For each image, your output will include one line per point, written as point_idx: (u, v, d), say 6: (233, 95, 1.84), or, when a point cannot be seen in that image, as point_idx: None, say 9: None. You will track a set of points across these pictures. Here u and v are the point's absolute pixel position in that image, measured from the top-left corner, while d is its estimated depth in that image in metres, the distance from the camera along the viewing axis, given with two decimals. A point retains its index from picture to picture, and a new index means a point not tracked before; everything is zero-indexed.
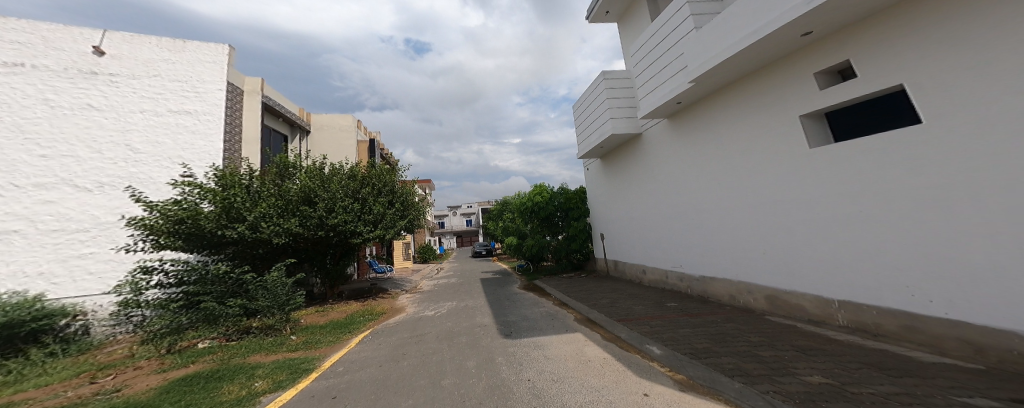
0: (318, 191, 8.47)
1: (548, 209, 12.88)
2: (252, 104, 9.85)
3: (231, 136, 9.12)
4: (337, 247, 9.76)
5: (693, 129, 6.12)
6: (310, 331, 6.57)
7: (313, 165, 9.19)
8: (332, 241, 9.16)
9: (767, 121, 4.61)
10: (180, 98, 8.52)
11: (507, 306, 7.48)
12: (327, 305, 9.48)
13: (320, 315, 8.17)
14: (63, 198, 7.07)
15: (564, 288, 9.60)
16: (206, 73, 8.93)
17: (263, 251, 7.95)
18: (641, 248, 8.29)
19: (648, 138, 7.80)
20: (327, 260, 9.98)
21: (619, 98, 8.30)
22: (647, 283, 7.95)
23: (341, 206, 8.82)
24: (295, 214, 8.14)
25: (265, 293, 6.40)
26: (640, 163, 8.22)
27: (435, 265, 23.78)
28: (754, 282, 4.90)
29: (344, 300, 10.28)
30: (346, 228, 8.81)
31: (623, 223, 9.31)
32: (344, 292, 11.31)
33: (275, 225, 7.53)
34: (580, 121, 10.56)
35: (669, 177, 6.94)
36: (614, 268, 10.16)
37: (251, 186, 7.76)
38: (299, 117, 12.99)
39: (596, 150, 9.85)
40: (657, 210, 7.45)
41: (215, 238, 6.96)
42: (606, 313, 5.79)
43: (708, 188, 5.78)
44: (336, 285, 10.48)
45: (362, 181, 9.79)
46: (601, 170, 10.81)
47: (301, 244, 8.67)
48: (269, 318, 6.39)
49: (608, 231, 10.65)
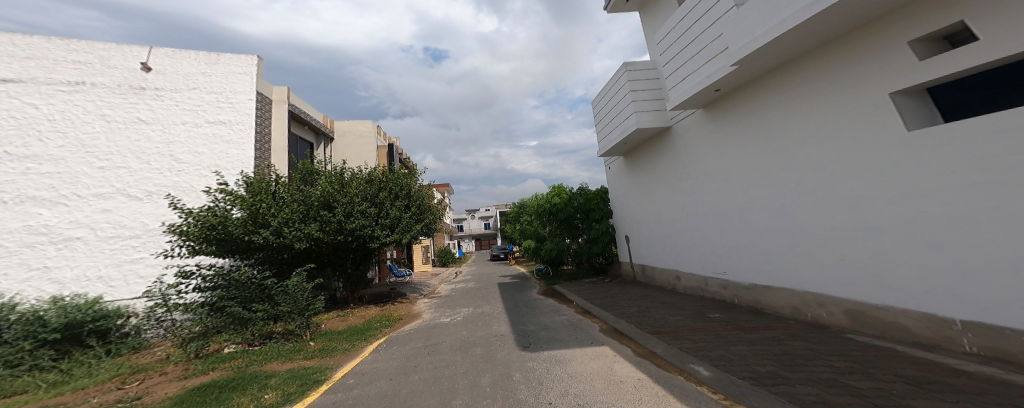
0: (338, 196, 8.23)
1: (568, 211, 12.31)
2: (279, 113, 9.59)
3: (263, 145, 8.87)
4: (357, 252, 9.56)
5: (733, 119, 5.47)
6: (328, 338, 6.20)
7: (334, 171, 9.03)
8: (351, 246, 9.00)
9: (833, 101, 3.84)
10: (216, 109, 8.37)
11: (528, 314, 6.97)
12: (347, 309, 9.32)
13: (339, 320, 7.98)
14: (118, 207, 7.16)
15: (588, 294, 9.01)
16: (238, 84, 8.69)
17: (288, 256, 7.80)
18: (675, 252, 7.55)
19: (677, 133, 7.17)
20: (348, 264, 9.80)
21: (644, 91, 7.65)
22: (682, 290, 7.27)
23: (359, 211, 8.60)
24: (316, 219, 7.95)
25: (286, 296, 6.07)
26: (669, 159, 7.59)
27: (454, 269, 23.53)
28: (827, 294, 4.05)
29: (363, 304, 10.11)
30: (365, 232, 8.61)
31: (651, 225, 8.66)
32: (364, 297, 11.18)
33: (297, 230, 7.34)
34: (600, 118, 9.97)
35: (705, 174, 6.30)
36: (642, 273, 9.46)
37: (278, 192, 7.62)
38: (324, 125, 13.06)
39: (619, 147, 9.20)
40: (692, 210, 6.80)
41: (243, 244, 6.85)
42: (636, 324, 5.18)
43: (754, 184, 5.12)
44: (356, 289, 10.32)
45: (379, 185, 9.62)
46: (624, 169, 10.18)
47: (323, 248, 8.54)
48: (292, 322, 6.05)
49: (635, 234, 9.95)
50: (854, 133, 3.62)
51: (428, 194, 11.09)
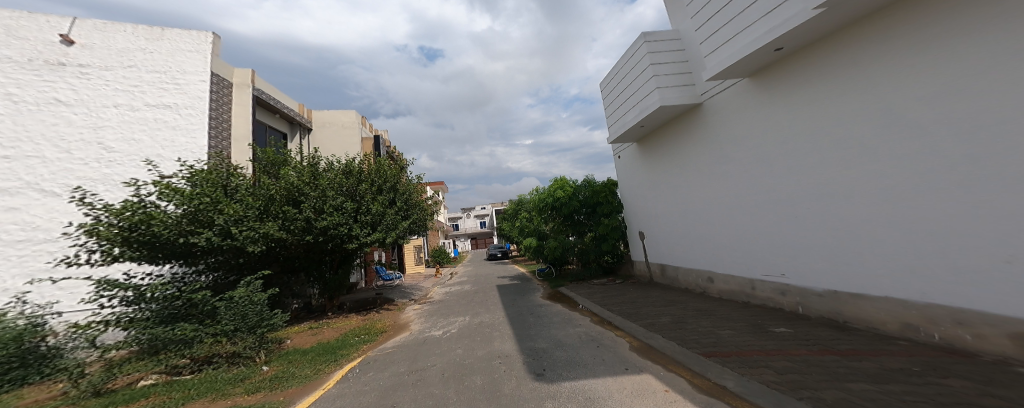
0: (305, 189, 7.05)
1: (572, 205, 11.28)
2: (243, 99, 8.54)
3: (218, 131, 7.75)
4: (335, 255, 8.42)
5: (797, 85, 4.44)
6: (289, 360, 5.04)
7: (305, 160, 7.87)
8: (325, 248, 7.84)
9: (976, 50, 2.78)
10: (159, 91, 7.26)
11: (534, 325, 5.85)
12: (323, 320, 8.12)
13: (308, 334, 6.80)
14: (29, 204, 5.97)
15: (601, 298, 7.98)
16: (188, 63, 7.61)
17: (251, 258, 6.69)
18: (708, 250, 6.61)
19: (710, 110, 6.18)
20: (325, 270, 8.69)
21: (667, 64, 6.68)
22: (718, 294, 6.32)
23: (333, 206, 7.38)
24: (277, 217, 6.75)
25: (230, 310, 4.87)
26: (696, 143, 6.63)
27: (448, 269, 22.38)
28: (967, 308, 2.99)
29: (343, 313, 8.91)
30: (339, 231, 7.43)
31: (674, 219, 7.70)
32: (346, 304, 9.94)
33: (250, 230, 6.11)
34: (612, 100, 8.96)
35: (750, 157, 5.34)
36: (661, 274, 8.49)
37: (231, 184, 6.41)
38: (299, 113, 11.86)
39: (635, 130, 8.15)
40: (733, 200, 5.80)
41: (182, 248, 5.63)
42: (679, 340, 4.13)
43: (825, 165, 4.16)
44: (336, 296, 9.13)
45: (359, 177, 8.34)
46: (637, 156, 9.17)
47: (292, 251, 7.42)
48: (238, 342, 4.84)
49: (650, 230, 8.99)
50: (1007, 86, 2.60)
51: (416, 188, 9.94)
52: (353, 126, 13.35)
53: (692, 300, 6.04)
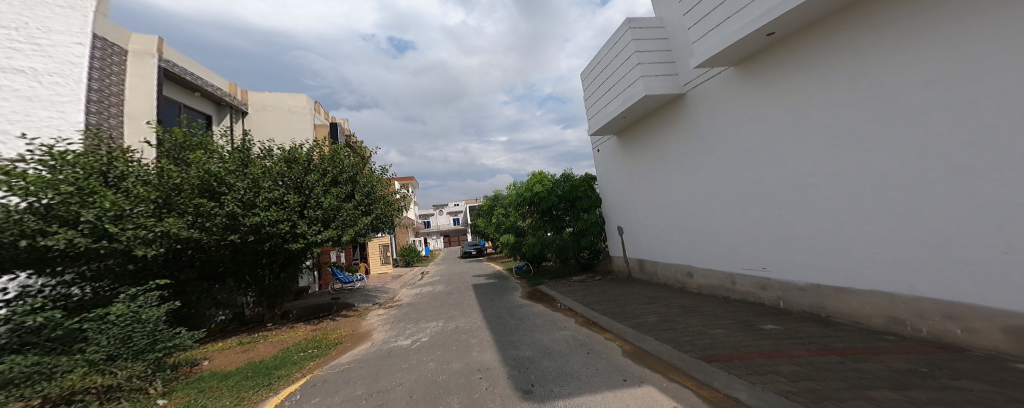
0: (227, 179, 6.31)
1: (550, 199, 11.11)
2: (142, 72, 7.99)
3: (100, 107, 7.10)
4: (275, 255, 7.68)
5: (781, 74, 4.35)
6: (200, 389, 4.25)
7: (239, 146, 7.12)
8: (255, 248, 7.07)
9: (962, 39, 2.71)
10: (6, 50, 6.44)
11: (515, 333, 5.55)
12: (259, 332, 7.27)
13: (233, 353, 6.03)
14: None
15: (583, 297, 7.79)
16: (52, 21, 6.86)
17: (150, 262, 5.79)
18: (686, 244, 6.54)
19: (691, 100, 6.07)
20: (265, 274, 7.90)
21: (652, 53, 6.55)
22: (698, 289, 6.24)
23: (268, 199, 6.62)
24: (181, 212, 5.87)
25: (103, 334, 3.88)
26: (676, 134, 6.55)
27: (421, 269, 21.54)
28: (959, 303, 2.89)
29: (287, 323, 8.03)
30: (277, 229, 6.65)
31: (654, 212, 7.65)
32: (292, 313, 9.02)
33: (141, 229, 5.16)
34: (593, 90, 8.81)
35: (730, 148, 5.27)
36: (640, 269, 8.39)
37: (112, 173, 5.40)
38: (231, 94, 10.92)
39: (618, 121, 8.02)
40: (713, 191, 5.72)
41: (38, 254, 4.52)
42: (670, 342, 3.91)
43: (808, 154, 4.07)
44: (278, 304, 8.23)
45: (306, 165, 7.74)
46: (619, 148, 9.10)
47: (217, 249, 6.61)
48: (119, 372, 3.89)
49: (628, 225, 8.91)
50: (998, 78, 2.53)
51: (380, 182, 9.27)
52: (303, 112, 12.48)
53: (675, 296, 5.88)
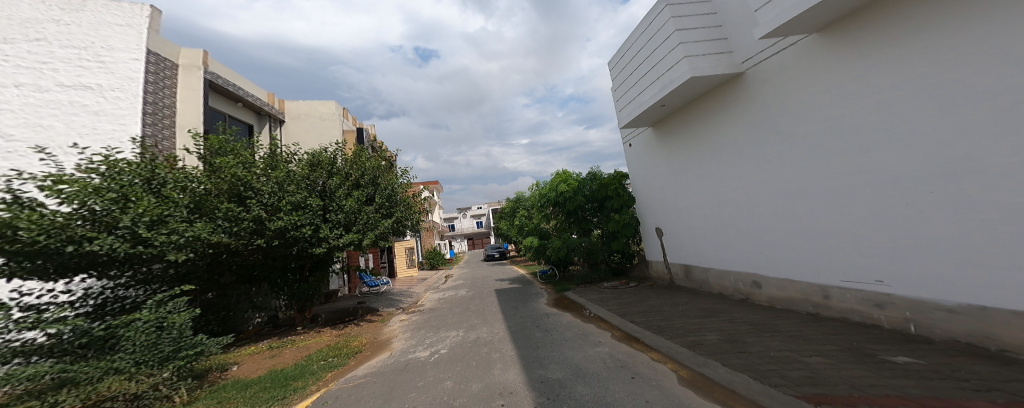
0: (252, 181, 5.83)
1: (577, 200, 10.46)
2: (191, 83, 7.79)
3: (155, 119, 6.96)
4: (303, 260, 7.14)
5: (891, 36, 3.42)
6: (220, 400, 3.73)
7: (271, 154, 6.67)
8: (287, 254, 6.65)
9: None
10: (76, 68, 6.47)
11: (542, 348, 4.85)
12: (287, 337, 6.90)
13: (262, 358, 5.58)
14: None
15: (618, 307, 6.95)
16: (115, 39, 6.84)
17: (194, 266, 5.58)
18: (756, 251, 5.53)
19: (753, 80, 5.15)
20: (292, 276, 7.36)
21: (698, 30, 5.64)
22: (770, 302, 5.26)
23: (292, 203, 6.18)
24: (210, 218, 5.48)
25: (128, 342, 3.45)
26: (734, 121, 5.63)
27: (443, 272, 21.24)
28: None
29: (316, 327, 7.64)
30: (301, 233, 6.24)
31: (706, 213, 6.69)
32: (321, 316, 8.65)
33: (177, 232, 4.82)
34: (624, 79, 7.96)
35: (811, 132, 4.33)
36: (689, 277, 7.44)
37: (153, 179, 5.12)
38: (269, 104, 10.87)
39: (654, 109, 7.12)
40: (791, 187, 4.73)
41: (90, 260, 4.20)
42: (744, 369, 3.05)
43: (929, 132, 3.14)
44: (308, 307, 7.74)
45: (331, 169, 7.32)
46: (656, 140, 8.18)
47: (249, 255, 6.28)
48: (143, 379, 3.42)
49: (673, 229, 7.96)
50: None
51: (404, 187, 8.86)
52: (332, 119, 12.22)
53: (738, 310, 4.96)
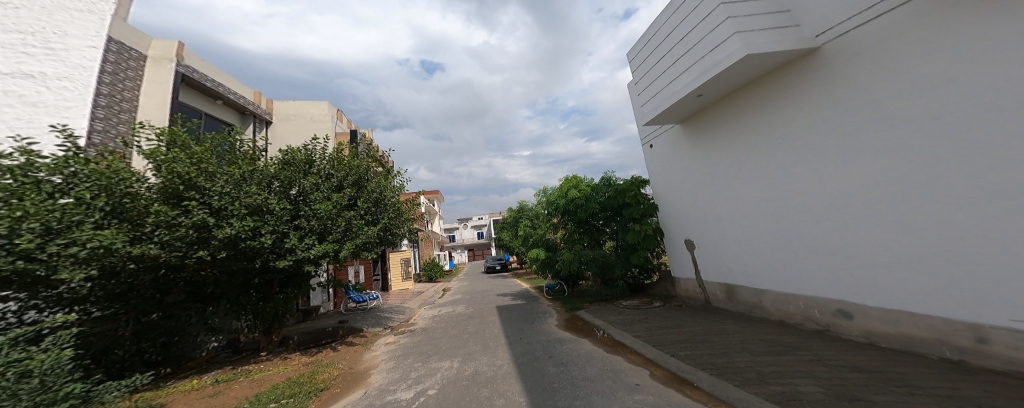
0: (198, 178, 4.67)
1: (591, 207, 9.55)
2: (159, 75, 6.89)
3: (109, 113, 5.99)
4: (280, 272, 6.01)
5: None
6: None
7: (235, 149, 5.88)
8: (247, 268, 5.57)
9: None
10: (18, 55, 5.51)
11: (559, 393, 3.66)
12: (244, 366, 5.68)
13: (196, 399, 4.35)
14: None
15: (646, 333, 5.81)
16: (70, 24, 5.93)
17: (116, 285, 4.54)
18: (842, 271, 4.45)
19: (830, 58, 4.22)
20: (256, 297, 6.11)
21: (750, 2, 4.81)
22: (866, 337, 4.20)
23: (248, 206, 5.03)
24: (136, 226, 4.35)
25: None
26: (800, 109, 4.68)
27: (440, 284, 20.02)
28: None
29: (283, 353, 6.46)
30: (256, 244, 5.07)
31: (761, 222, 5.64)
32: (292, 339, 7.42)
33: (85, 243, 3.57)
34: (649, 69, 7.13)
35: (938, 113, 3.30)
36: (736, 300, 6.38)
37: (79, 175, 3.95)
38: (255, 104, 10.10)
39: (688, 100, 6.22)
40: (899, 186, 3.69)
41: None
42: None
43: None
44: (276, 328, 6.64)
45: (307, 169, 6.52)
46: (686, 139, 7.24)
47: (197, 268, 5.10)
48: None
49: (711, 241, 6.93)
50: None
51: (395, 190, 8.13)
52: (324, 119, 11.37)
53: (835, 352, 3.87)
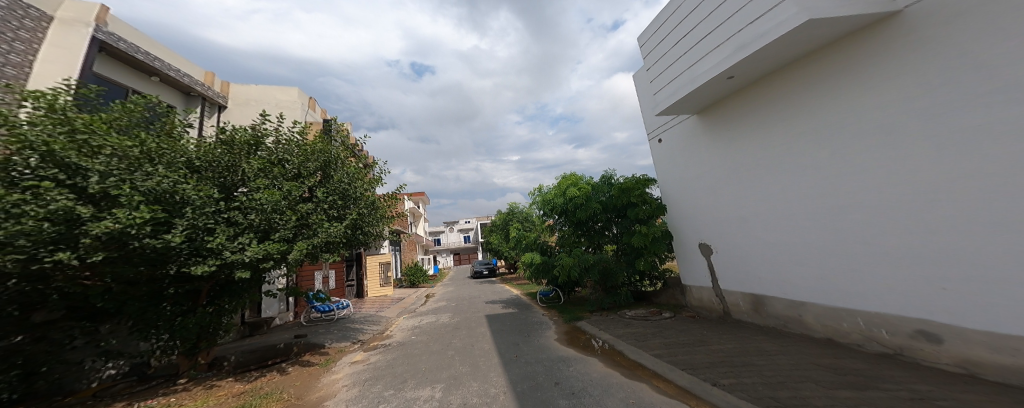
0: (68, 153, 3.54)
1: (592, 207, 8.70)
2: (67, 42, 5.85)
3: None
4: (206, 280, 5.03)
5: None
6: None
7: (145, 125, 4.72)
8: (156, 274, 4.49)
9: None
10: None
11: None
12: (144, 402, 4.58)
13: None
14: None
15: (672, 352, 4.87)
16: None
17: None
18: (922, 283, 3.55)
19: (913, 23, 3.48)
20: (168, 308, 5.05)
21: None
22: (960, 368, 3.30)
23: (144, 193, 3.87)
24: None
25: None
26: (859, 88, 3.98)
27: (425, 291, 18.78)
28: None
29: (208, 380, 5.47)
30: (156, 243, 3.89)
31: (801, 222, 4.91)
32: (227, 360, 6.33)
33: None
34: (667, 51, 6.40)
35: None
36: (768, 313, 5.54)
37: None
38: (205, 84, 8.98)
39: (718, 85, 5.51)
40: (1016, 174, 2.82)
41: None
42: None
43: None
44: (200, 350, 5.62)
45: (253, 152, 5.47)
46: (707, 131, 6.51)
47: (67, 274, 3.90)
48: None
49: (734, 245, 6.16)
50: None
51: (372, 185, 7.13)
52: (293, 107, 10.32)
53: (928, 382, 2.97)
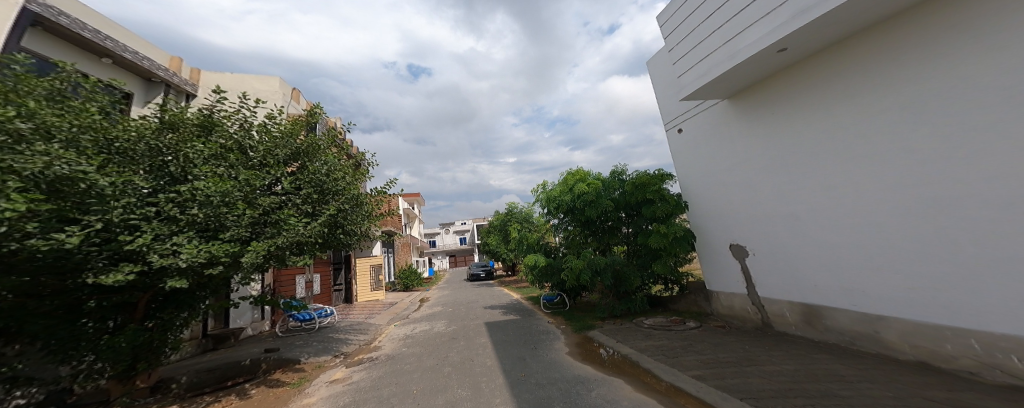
0: None
1: (604, 203, 7.85)
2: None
3: None
4: (143, 290, 3.93)
5: None
6: None
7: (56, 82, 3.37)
8: (65, 286, 3.33)
9: None
10: None
11: None
12: None
13: None
14: None
15: (718, 373, 4.00)
16: None
17: None
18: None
19: None
20: (88, 326, 3.76)
21: None
22: None
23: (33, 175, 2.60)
24: None
25: None
26: (969, 52, 3.12)
27: (420, 294, 17.83)
28: None
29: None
30: (47, 246, 2.62)
31: (868, 220, 4.06)
32: (176, 382, 5.29)
33: None
34: (699, 26, 5.57)
35: None
36: (825, 327, 4.70)
37: None
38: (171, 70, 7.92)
39: (767, 60, 4.67)
40: None
41: None
42: None
43: None
44: (140, 372, 4.43)
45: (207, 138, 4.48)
46: (745, 118, 5.70)
47: None
48: None
49: (778, 246, 5.37)
50: None
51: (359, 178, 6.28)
52: (275, 97, 9.51)
53: None
